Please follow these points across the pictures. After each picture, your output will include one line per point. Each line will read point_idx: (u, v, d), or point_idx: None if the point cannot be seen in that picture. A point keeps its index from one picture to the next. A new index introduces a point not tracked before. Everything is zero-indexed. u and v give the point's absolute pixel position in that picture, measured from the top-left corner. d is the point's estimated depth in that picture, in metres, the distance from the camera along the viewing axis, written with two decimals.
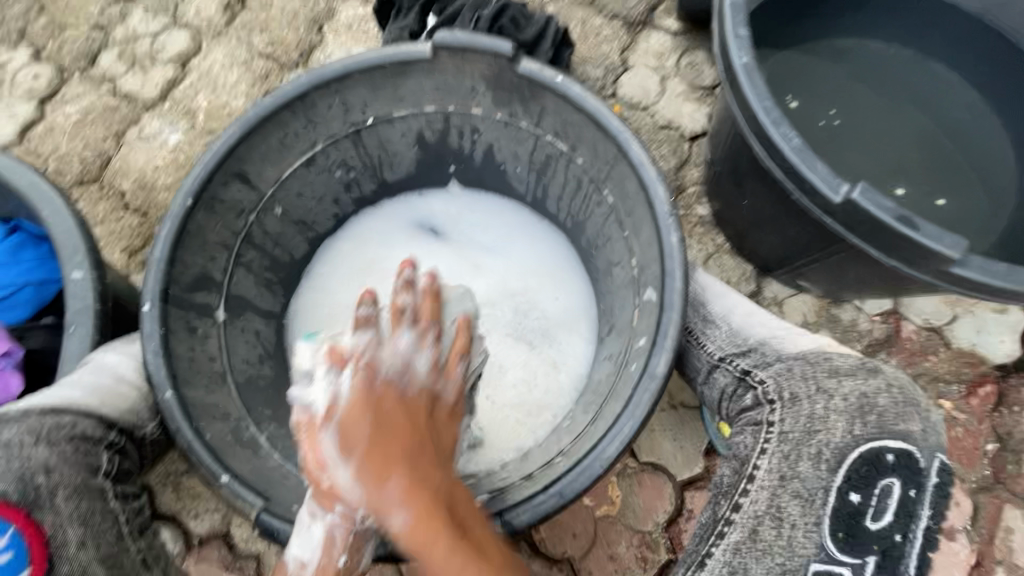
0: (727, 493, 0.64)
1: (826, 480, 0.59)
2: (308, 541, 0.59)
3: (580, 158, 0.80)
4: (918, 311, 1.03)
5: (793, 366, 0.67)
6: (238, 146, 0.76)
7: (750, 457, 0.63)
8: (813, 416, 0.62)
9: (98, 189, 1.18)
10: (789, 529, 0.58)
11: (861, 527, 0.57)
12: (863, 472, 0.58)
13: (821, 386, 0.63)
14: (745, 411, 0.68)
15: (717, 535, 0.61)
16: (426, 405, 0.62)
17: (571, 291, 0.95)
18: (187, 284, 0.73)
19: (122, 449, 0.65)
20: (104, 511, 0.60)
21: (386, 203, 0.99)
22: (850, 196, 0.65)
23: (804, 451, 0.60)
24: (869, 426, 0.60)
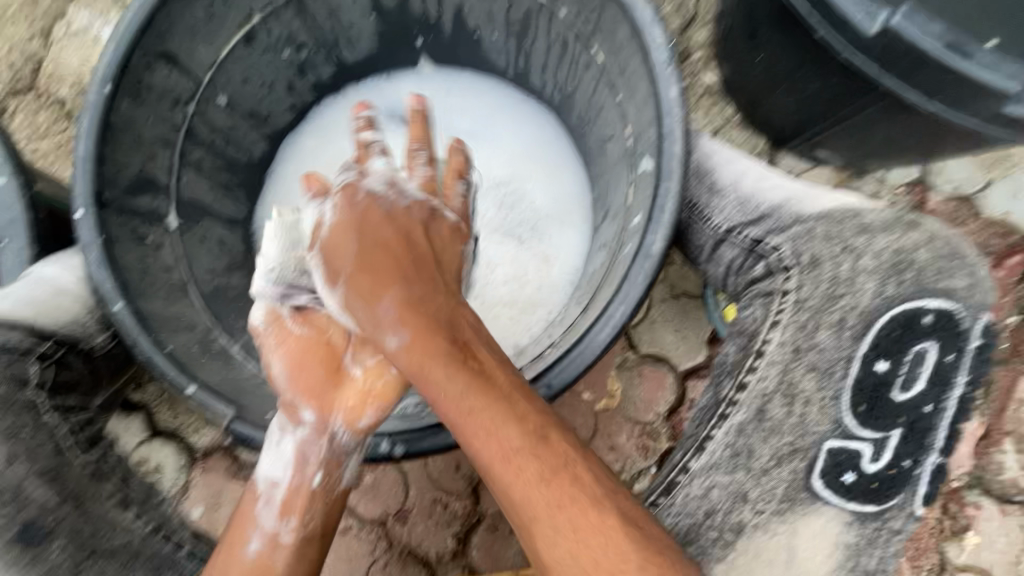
0: (731, 373, 0.60)
1: (847, 351, 0.59)
2: (279, 458, 0.58)
3: (563, 11, 0.68)
4: (948, 179, 0.93)
5: (812, 228, 0.61)
6: (156, 16, 0.63)
7: (760, 331, 0.59)
8: (838, 279, 0.59)
9: (35, 98, 1.06)
10: (801, 405, 0.59)
11: (884, 399, 0.59)
12: (895, 338, 0.59)
13: (846, 248, 0.59)
14: (755, 283, 0.62)
15: (720, 417, 0.59)
16: (398, 242, 0.55)
17: (562, 177, 0.86)
18: (126, 188, 0.66)
19: (60, 363, 0.63)
20: (37, 426, 0.61)
21: (347, 86, 0.87)
22: (889, 23, 0.53)
23: (824, 318, 0.59)
24: (903, 285, 0.59)
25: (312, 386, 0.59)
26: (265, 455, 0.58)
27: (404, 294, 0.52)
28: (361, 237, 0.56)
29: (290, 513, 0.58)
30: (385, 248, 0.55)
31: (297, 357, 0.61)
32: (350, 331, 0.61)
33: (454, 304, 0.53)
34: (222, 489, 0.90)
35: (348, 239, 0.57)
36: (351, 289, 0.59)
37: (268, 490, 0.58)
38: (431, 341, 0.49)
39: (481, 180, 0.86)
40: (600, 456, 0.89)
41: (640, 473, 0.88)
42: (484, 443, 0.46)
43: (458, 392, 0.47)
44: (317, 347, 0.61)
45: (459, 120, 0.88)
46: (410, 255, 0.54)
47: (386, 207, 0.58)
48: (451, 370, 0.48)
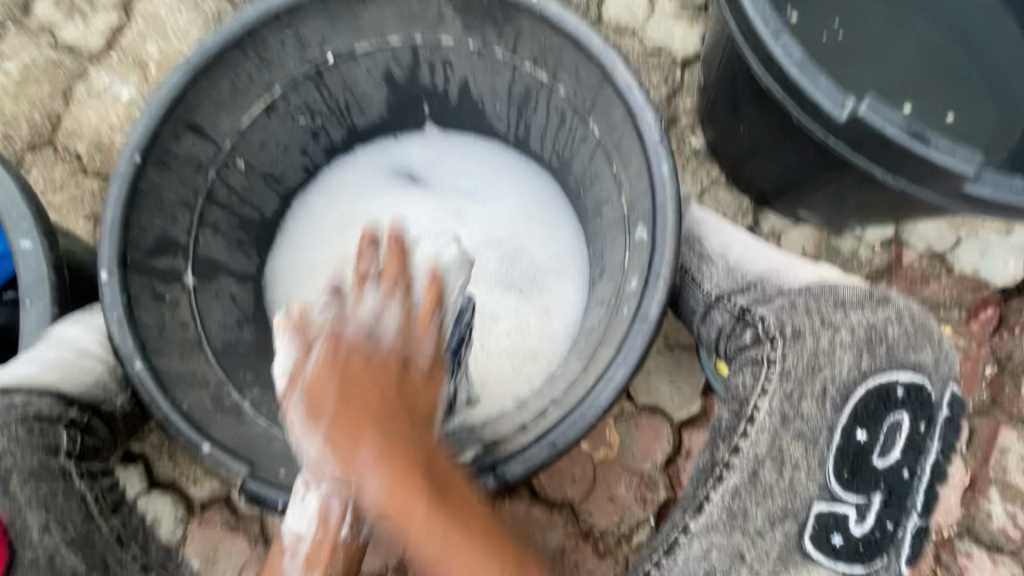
0: (726, 437, 0.62)
1: (831, 420, 0.60)
2: (302, 515, 0.58)
3: (562, 90, 0.74)
4: (921, 237, 0.99)
5: (796, 300, 0.63)
6: (186, 92, 0.69)
7: (751, 398, 0.61)
8: (817, 353, 0.60)
9: (52, 153, 1.10)
10: (791, 470, 0.59)
11: (865, 465, 0.60)
12: (872, 408, 0.60)
13: (826, 320, 0.62)
14: (744, 350, 0.64)
15: (716, 479, 0.60)
16: (398, 369, 0.59)
17: (561, 236, 0.90)
18: (148, 248, 0.69)
19: (86, 427, 0.64)
20: (68, 491, 0.60)
21: (359, 149, 0.92)
22: (855, 113, 0.59)
23: (808, 389, 0.60)
24: (877, 358, 0.60)
25: (322, 391, 0.57)
26: (292, 515, 0.59)
27: (384, 439, 0.54)
28: (347, 380, 0.57)
29: (316, 565, 0.59)
30: (373, 387, 0.57)
31: (315, 371, 0.58)
32: (377, 351, 0.59)
33: (429, 453, 0.56)
34: (220, 543, 0.89)
35: (332, 385, 0.57)
36: (387, 314, 0.61)
37: (294, 543, 0.59)
38: (410, 483, 0.52)
39: (484, 238, 0.91)
40: (599, 507, 0.90)
41: (639, 525, 0.90)
42: (455, 572, 0.51)
43: (439, 534, 0.51)
44: (338, 358, 0.59)
45: (464, 181, 0.93)
46: (395, 398, 0.57)
47: (367, 354, 0.59)
48: (428, 515, 0.51)
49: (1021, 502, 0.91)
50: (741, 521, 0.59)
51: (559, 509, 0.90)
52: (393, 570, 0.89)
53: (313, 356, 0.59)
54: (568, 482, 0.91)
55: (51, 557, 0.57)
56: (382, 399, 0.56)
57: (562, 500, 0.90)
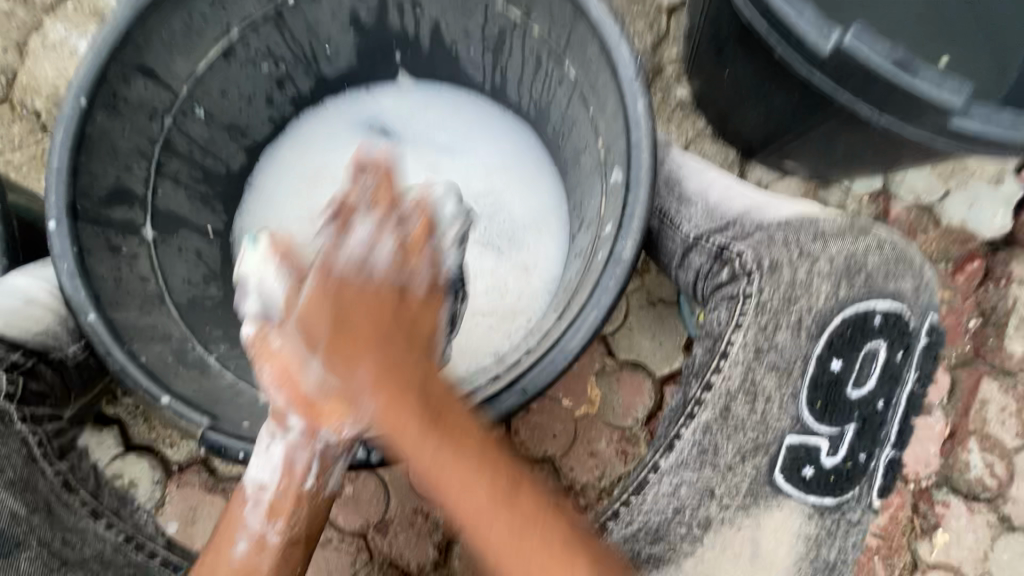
0: (699, 373, 0.63)
1: (805, 348, 0.62)
2: (267, 460, 0.57)
3: (536, 28, 0.70)
4: (909, 188, 0.97)
5: (776, 233, 0.64)
6: (134, 30, 0.64)
7: (724, 333, 0.63)
8: (793, 285, 0.62)
9: (9, 110, 1.05)
10: (763, 403, 0.62)
11: (839, 394, 0.62)
12: (847, 336, 0.62)
13: (803, 250, 0.63)
14: (721, 287, 0.64)
15: (688, 416, 0.62)
16: (394, 297, 0.53)
17: (539, 189, 0.87)
18: (102, 198, 0.66)
19: (31, 372, 0.62)
20: (9, 433, 0.61)
21: (328, 101, 0.88)
22: (841, 43, 0.56)
23: (782, 320, 0.62)
24: (853, 288, 0.62)
25: (316, 324, 0.52)
26: (252, 461, 0.57)
27: (383, 359, 0.50)
28: (339, 308, 0.52)
29: (278, 515, 0.57)
30: (375, 317, 0.52)
31: (307, 302, 0.53)
32: (373, 278, 0.53)
33: (427, 372, 0.52)
34: (198, 503, 0.89)
35: (325, 317, 0.52)
36: (381, 247, 0.54)
37: (257, 493, 0.57)
38: (406, 404, 0.49)
39: (460, 192, 0.88)
40: (580, 462, 0.90)
41: (620, 478, 0.90)
42: (455, 503, 0.48)
43: (432, 459, 0.48)
44: (330, 292, 0.53)
45: (439, 133, 0.89)
46: (392, 321, 0.52)
47: (361, 284, 0.53)
48: (425, 435, 0.48)
49: (999, 452, 0.92)
50: (711, 456, 0.62)
51: (540, 464, 0.90)
52: (375, 528, 0.89)
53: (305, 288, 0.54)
54: (549, 437, 0.90)
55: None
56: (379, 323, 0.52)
57: (543, 455, 0.90)
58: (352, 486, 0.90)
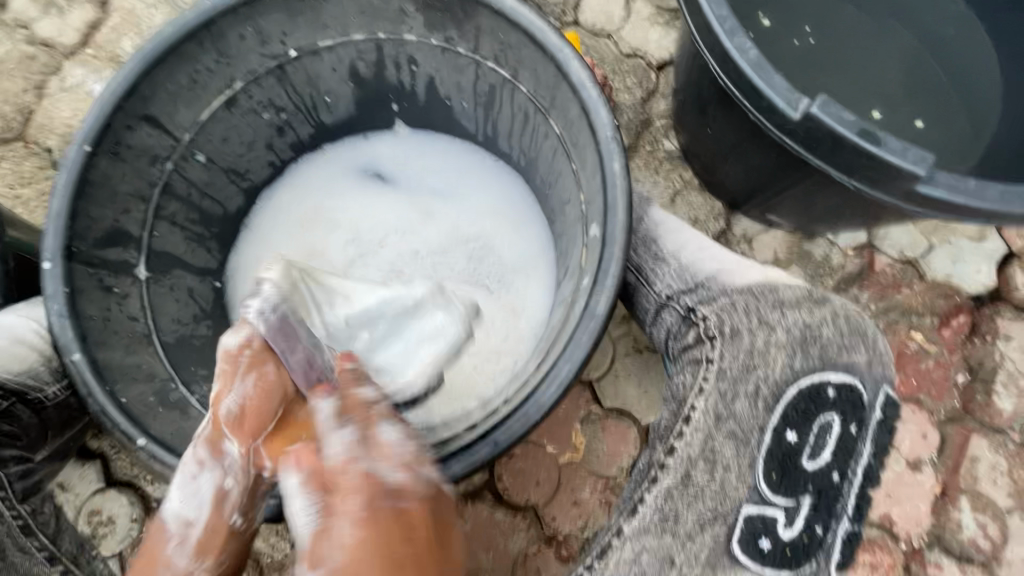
0: (663, 437, 0.61)
1: (763, 419, 0.58)
2: (193, 496, 0.58)
3: (523, 86, 0.73)
4: (894, 241, 0.99)
5: (737, 300, 0.62)
6: (141, 82, 0.67)
7: (688, 397, 0.59)
8: (753, 350, 0.59)
9: (23, 147, 1.09)
10: (722, 472, 0.58)
11: (795, 467, 0.59)
12: (802, 408, 0.59)
13: (763, 319, 0.60)
14: (687, 349, 0.63)
15: (650, 481, 0.58)
16: (417, 507, 0.53)
17: (528, 235, 0.90)
18: (97, 240, 0.67)
19: (9, 411, 0.64)
20: None
21: (326, 147, 0.92)
22: (809, 111, 0.58)
23: (741, 388, 0.58)
24: (810, 358, 0.59)
25: (359, 564, 0.48)
26: (173, 495, 0.58)
27: None
28: (389, 554, 0.49)
29: (206, 553, 0.57)
30: (402, 531, 0.51)
31: (348, 547, 0.49)
32: (398, 500, 0.52)
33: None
34: None
35: (365, 553, 0.48)
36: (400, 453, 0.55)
37: (183, 529, 0.57)
38: None
39: (450, 237, 0.90)
40: (563, 511, 0.89)
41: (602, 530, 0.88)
42: None
43: None
44: (376, 522, 0.50)
45: (432, 179, 0.93)
46: (422, 533, 0.51)
47: (389, 500, 0.52)
48: None
49: (991, 513, 0.90)
50: (671, 524, 0.57)
51: (523, 513, 0.88)
52: None
53: (342, 520, 0.51)
54: (532, 484, 0.89)
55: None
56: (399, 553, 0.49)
57: (525, 504, 0.89)
58: None
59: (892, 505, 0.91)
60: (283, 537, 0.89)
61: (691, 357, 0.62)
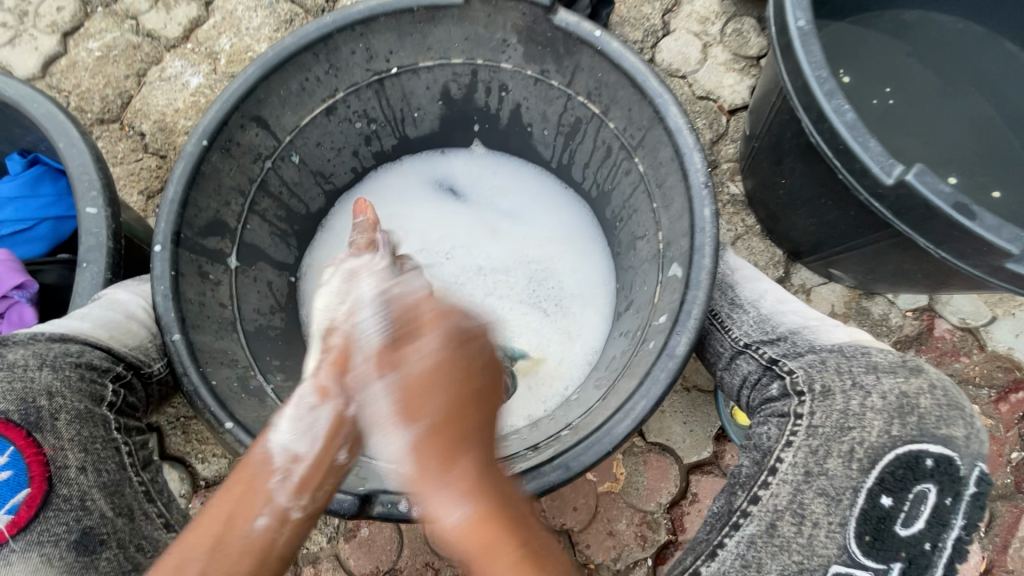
0: (744, 484, 0.60)
1: (856, 480, 0.56)
2: (308, 432, 0.52)
3: (612, 123, 0.76)
4: (956, 309, 0.98)
5: (826, 358, 0.63)
6: (258, 85, 0.72)
7: (774, 449, 0.59)
8: (848, 412, 0.58)
9: (119, 129, 1.16)
10: (811, 528, 0.55)
11: (888, 532, 0.55)
12: (899, 475, 0.55)
13: (857, 381, 0.59)
14: (770, 401, 0.63)
15: (731, 526, 0.57)
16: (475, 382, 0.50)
17: (590, 264, 0.92)
18: (200, 228, 0.71)
19: (128, 383, 0.65)
20: (106, 440, 0.60)
21: (406, 158, 0.96)
22: (903, 178, 0.59)
23: (835, 447, 0.57)
24: (908, 427, 0.56)
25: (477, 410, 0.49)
26: (282, 427, 0.52)
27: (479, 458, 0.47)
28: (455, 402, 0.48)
29: (306, 491, 0.50)
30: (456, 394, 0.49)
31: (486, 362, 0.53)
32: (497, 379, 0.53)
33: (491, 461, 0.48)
34: None
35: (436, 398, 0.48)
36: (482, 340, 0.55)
37: (287, 465, 0.50)
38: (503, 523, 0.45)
39: (514, 258, 0.93)
40: (597, 539, 0.89)
41: (634, 562, 0.88)
42: None
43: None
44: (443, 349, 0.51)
45: (503, 200, 0.96)
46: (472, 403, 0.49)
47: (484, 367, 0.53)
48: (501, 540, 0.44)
49: None
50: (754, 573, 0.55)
51: (557, 536, 0.89)
52: None
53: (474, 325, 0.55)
54: (569, 510, 0.90)
55: (83, 499, 0.56)
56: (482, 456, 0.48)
57: (561, 528, 0.89)
58: (367, 529, 0.91)
59: None
60: (320, 531, 0.90)
61: (776, 410, 0.62)
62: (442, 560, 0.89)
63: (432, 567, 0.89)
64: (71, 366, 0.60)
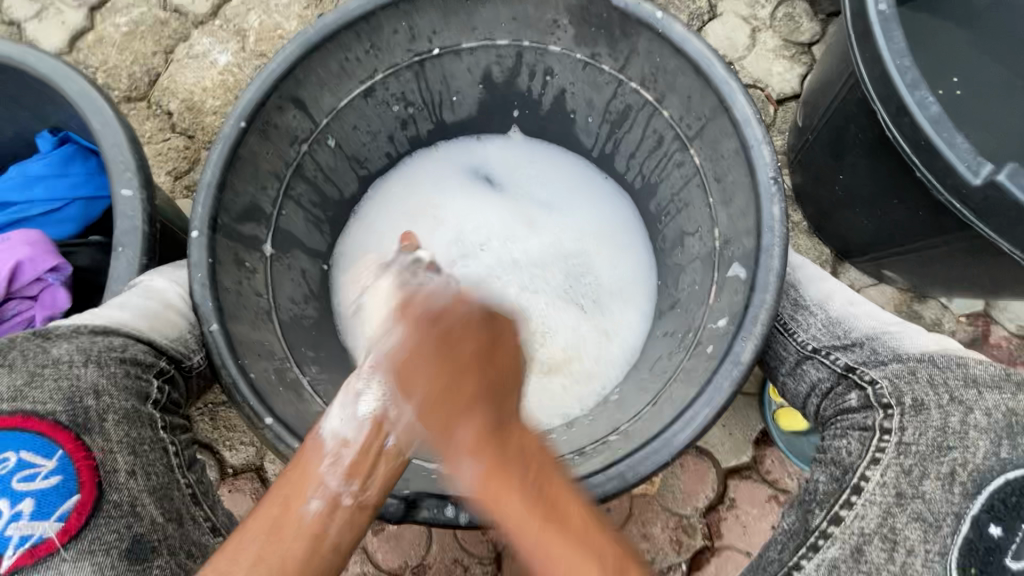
0: (822, 502, 0.57)
1: (958, 505, 0.51)
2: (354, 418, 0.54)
3: (666, 112, 0.72)
4: (1013, 315, 0.94)
5: (915, 368, 0.59)
6: (297, 65, 0.69)
7: (857, 466, 0.56)
8: (947, 430, 0.54)
9: (146, 107, 1.14)
10: (904, 555, 0.52)
11: (998, 566, 0.50)
12: (1011, 502, 0.51)
13: (954, 395, 0.55)
14: (848, 413, 0.60)
15: (810, 548, 0.55)
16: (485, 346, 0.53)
17: (631, 259, 0.88)
18: (237, 214, 0.69)
19: (170, 378, 0.63)
20: (153, 441, 0.58)
21: (440, 144, 0.93)
22: (993, 178, 0.55)
23: (931, 468, 0.53)
24: (1017, 449, 0.52)
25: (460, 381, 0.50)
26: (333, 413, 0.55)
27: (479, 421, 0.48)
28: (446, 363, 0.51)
29: (355, 476, 0.51)
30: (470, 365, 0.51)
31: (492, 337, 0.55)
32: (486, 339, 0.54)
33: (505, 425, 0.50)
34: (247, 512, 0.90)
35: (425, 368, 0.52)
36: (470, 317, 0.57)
37: (337, 449, 0.53)
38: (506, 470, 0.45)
39: (552, 251, 0.89)
40: (631, 542, 0.87)
41: (668, 567, 0.86)
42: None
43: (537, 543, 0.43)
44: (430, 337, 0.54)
45: (540, 190, 0.93)
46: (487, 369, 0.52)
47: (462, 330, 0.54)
48: (524, 503, 0.44)
49: None
50: None
51: None
52: (412, 571, 0.88)
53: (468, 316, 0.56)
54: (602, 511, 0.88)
55: (134, 505, 0.54)
56: (496, 378, 0.51)
57: None
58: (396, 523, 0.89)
59: None
60: None
61: (855, 423, 0.59)
62: (471, 557, 0.88)
63: (462, 563, 0.88)
64: (119, 361, 0.58)
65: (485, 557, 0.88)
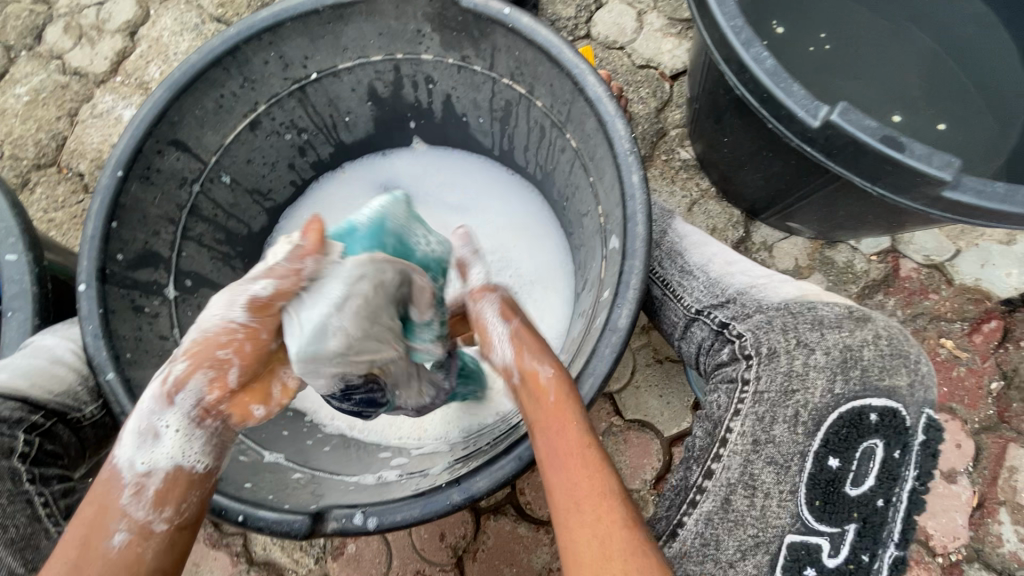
0: (699, 460, 0.62)
1: (803, 445, 0.57)
2: (150, 446, 0.51)
3: (539, 102, 0.74)
4: (920, 246, 0.97)
5: (774, 318, 0.63)
6: (171, 108, 0.70)
7: (724, 419, 0.61)
8: (791, 374, 0.59)
9: (56, 172, 1.14)
10: (762, 498, 0.57)
11: (839, 494, 0.56)
12: (843, 434, 0.57)
13: (801, 340, 0.60)
14: (722, 367, 0.65)
15: (689, 504, 0.59)
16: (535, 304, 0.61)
17: (545, 249, 0.90)
18: (128, 262, 0.69)
19: (48, 432, 0.63)
20: (15, 493, 0.59)
21: (347, 165, 0.94)
22: (828, 119, 0.58)
23: (780, 413, 0.58)
24: (850, 382, 0.58)
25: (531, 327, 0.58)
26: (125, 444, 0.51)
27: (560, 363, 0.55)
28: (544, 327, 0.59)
29: (164, 505, 0.50)
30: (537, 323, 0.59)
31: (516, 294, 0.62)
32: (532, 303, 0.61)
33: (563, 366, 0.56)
34: (202, 558, 0.89)
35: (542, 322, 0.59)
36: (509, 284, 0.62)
37: (137, 480, 0.50)
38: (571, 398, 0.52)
39: None
40: None
41: None
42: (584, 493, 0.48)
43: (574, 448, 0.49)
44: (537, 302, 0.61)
45: (450, 195, 0.94)
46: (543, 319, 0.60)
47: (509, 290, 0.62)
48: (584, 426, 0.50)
49: None
50: (713, 551, 0.56)
51: (546, 527, 0.88)
52: None
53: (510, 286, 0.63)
54: None
55: None
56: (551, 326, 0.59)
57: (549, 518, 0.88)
58: (354, 544, 0.89)
59: (928, 518, 0.88)
60: (305, 553, 0.89)
61: (726, 375, 0.64)
62: (433, 566, 0.88)
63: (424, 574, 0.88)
64: None
65: (447, 564, 0.88)
